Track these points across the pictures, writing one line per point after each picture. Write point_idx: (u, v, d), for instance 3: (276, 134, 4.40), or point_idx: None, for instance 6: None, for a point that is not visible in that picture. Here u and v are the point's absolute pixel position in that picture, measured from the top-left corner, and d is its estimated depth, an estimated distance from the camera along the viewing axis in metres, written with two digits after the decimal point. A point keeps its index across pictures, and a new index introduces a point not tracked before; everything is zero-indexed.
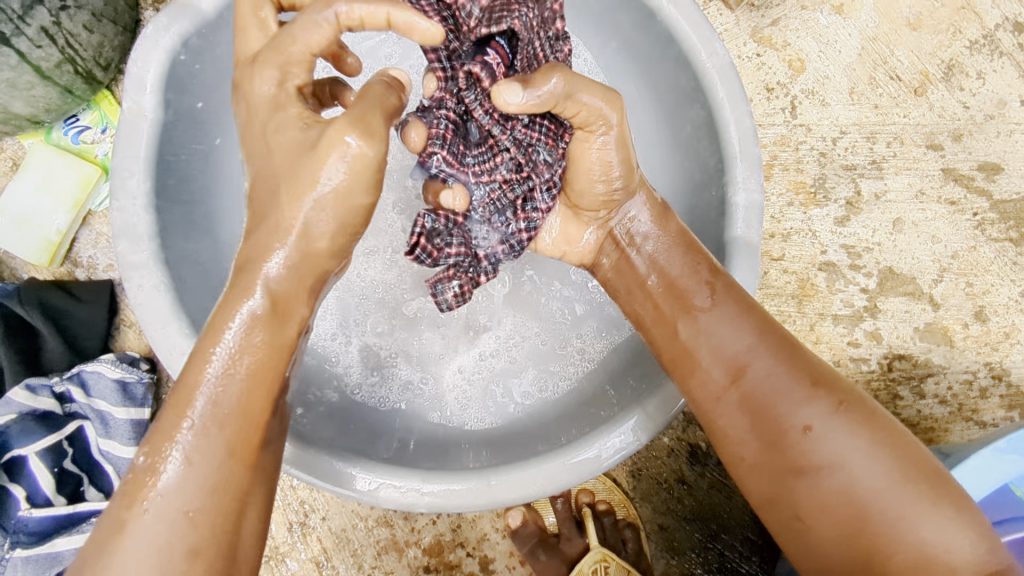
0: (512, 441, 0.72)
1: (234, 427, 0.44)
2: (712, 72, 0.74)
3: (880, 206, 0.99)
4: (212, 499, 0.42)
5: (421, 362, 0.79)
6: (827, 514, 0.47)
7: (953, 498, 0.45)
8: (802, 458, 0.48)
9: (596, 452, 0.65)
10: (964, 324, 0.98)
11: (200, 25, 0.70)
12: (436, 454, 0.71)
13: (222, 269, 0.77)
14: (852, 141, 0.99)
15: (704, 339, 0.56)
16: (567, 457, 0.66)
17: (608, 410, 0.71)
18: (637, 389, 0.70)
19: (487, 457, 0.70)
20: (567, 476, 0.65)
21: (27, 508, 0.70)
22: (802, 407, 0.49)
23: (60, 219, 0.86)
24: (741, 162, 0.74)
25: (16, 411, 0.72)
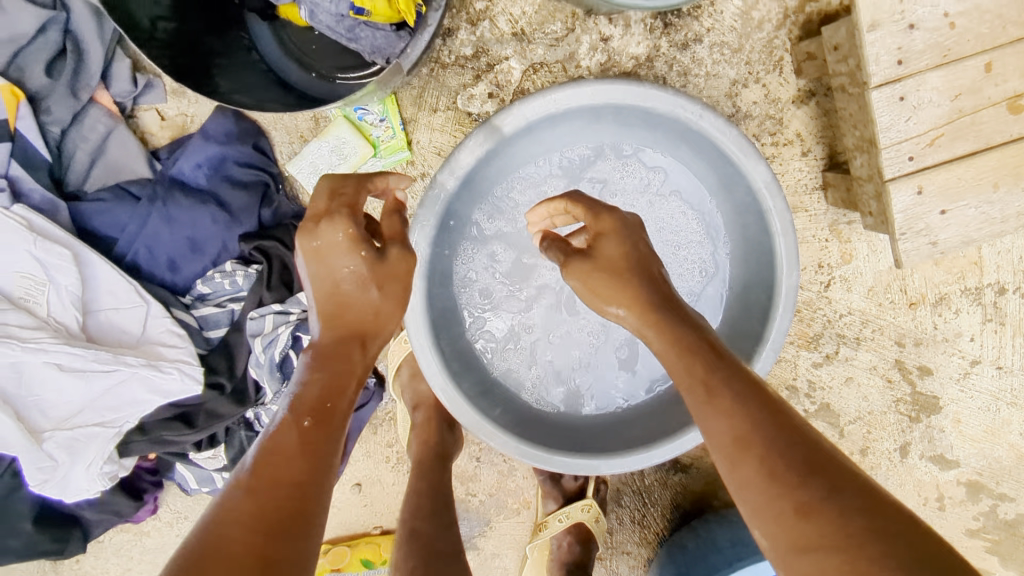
0: (548, 433, 1.21)
1: (322, 382, 0.74)
2: (783, 287, 1.15)
3: (844, 365, 1.44)
4: (289, 446, 0.68)
5: (518, 362, 1.31)
6: (793, 451, 0.64)
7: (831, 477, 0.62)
8: (743, 438, 0.67)
9: (599, 463, 1.11)
10: (850, 450, 1.49)
11: (497, 143, 1.07)
12: (511, 419, 1.21)
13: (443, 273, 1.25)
14: (851, 320, 1.41)
15: (774, 444, 0.65)
16: (584, 459, 1.11)
17: (608, 445, 1.18)
18: (629, 438, 1.18)
19: (535, 433, 1.20)
20: (581, 466, 1.11)
21: (298, 367, 1.20)
22: (800, 486, 0.62)
23: (339, 175, 1.25)
24: (768, 345, 1.18)
25: (300, 308, 1.20)
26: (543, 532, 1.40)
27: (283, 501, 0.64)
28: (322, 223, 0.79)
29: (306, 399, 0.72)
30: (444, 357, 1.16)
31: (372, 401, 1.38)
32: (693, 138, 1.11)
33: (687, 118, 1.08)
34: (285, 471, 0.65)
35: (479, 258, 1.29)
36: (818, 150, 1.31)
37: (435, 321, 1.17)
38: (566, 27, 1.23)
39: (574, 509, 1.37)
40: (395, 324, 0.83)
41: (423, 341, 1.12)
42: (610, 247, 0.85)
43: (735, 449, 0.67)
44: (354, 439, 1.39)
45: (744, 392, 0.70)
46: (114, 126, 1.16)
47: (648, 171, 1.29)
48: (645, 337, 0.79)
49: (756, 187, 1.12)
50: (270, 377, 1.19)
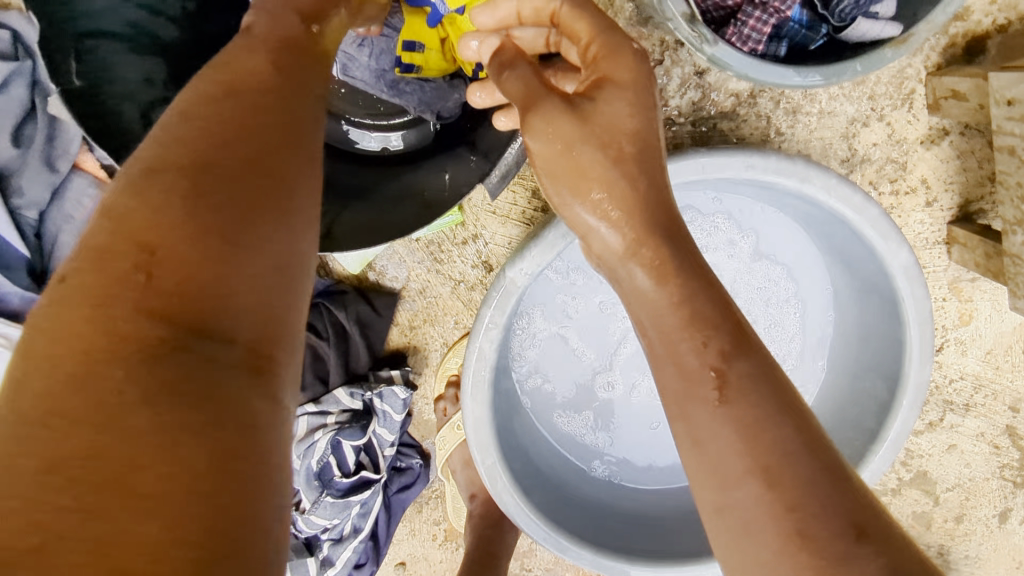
0: (622, 522, 1.08)
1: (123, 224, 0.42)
2: (912, 384, 0.97)
3: (948, 432, 1.28)
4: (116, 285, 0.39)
5: (587, 443, 1.15)
6: (806, 468, 0.49)
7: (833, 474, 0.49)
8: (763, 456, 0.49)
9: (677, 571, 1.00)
10: (945, 518, 1.35)
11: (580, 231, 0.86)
12: (582, 513, 1.08)
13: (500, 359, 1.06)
14: (962, 385, 1.24)
15: (780, 457, 0.49)
16: (660, 567, 1.00)
17: (685, 540, 1.05)
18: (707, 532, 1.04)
19: (608, 525, 1.07)
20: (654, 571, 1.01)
21: (338, 475, 1.03)
22: (817, 522, 0.47)
23: None
24: (887, 444, 1.00)
25: (338, 406, 1.03)
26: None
27: (106, 268, 0.40)
28: (240, 120, 0.59)
29: (163, 216, 0.41)
30: (509, 462, 1.01)
31: (419, 482, 1.22)
32: (817, 215, 0.90)
33: (815, 193, 0.87)
34: (168, 215, 0.41)
35: (543, 332, 1.10)
36: (946, 199, 1.10)
37: (499, 422, 1.00)
38: (653, 59, 1.01)
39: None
40: (316, 113, 0.54)
41: (488, 451, 0.96)
42: (614, 103, 0.59)
43: (750, 461, 0.49)
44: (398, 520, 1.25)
45: (768, 399, 0.52)
46: (104, 199, 0.94)
47: (750, 235, 1.07)
48: (625, 273, 0.60)
49: (892, 272, 0.92)
50: (307, 486, 1.03)
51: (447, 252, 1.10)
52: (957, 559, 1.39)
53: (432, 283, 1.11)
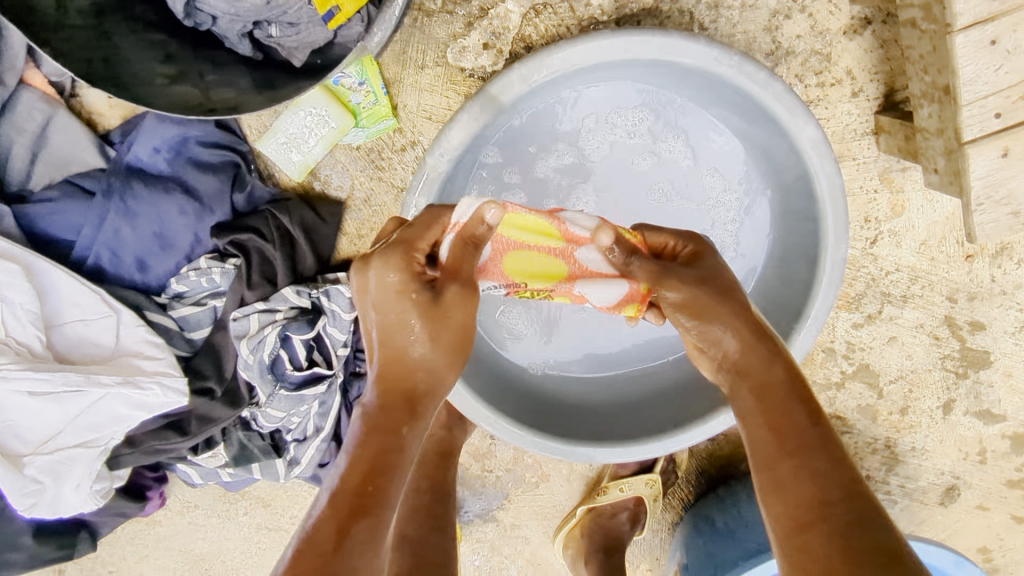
0: (564, 419, 1.16)
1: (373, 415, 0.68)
2: (829, 262, 1.00)
3: (888, 325, 1.32)
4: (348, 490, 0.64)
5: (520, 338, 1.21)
6: (811, 486, 0.70)
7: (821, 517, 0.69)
8: (851, 510, 0.68)
9: (620, 452, 1.08)
10: (890, 410, 1.40)
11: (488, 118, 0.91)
12: (526, 408, 1.15)
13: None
14: (898, 277, 1.28)
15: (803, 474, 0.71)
16: (605, 449, 1.08)
17: (624, 430, 1.13)
18: (648, 425, 1.13)
19: (551, 421, 1.15)
20: (598, 456, 1.08)
21: (290, 368, 1.10)
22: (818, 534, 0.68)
23: (316, 152, 1.11)
24: (810, 320, 1.03)
25: (288, 305, 1.09)
26: (601, 497, 1.38)
27: (333, 519, 0.62)
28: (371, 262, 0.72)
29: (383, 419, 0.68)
30: None
31: None
32: (727, 95, 0.94)
33: (719, 72, 0.91)
34: (366, 483, 0.64)
35: None
36: (872, 89, 1.13)
37: None
38: None
39: (638, 481, 1.36)
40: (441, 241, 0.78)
41: None
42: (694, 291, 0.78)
43: (771, 455, 0.73)
44: (362, 425, 1.34)
45: (787, 409, 0.74)
46: (52, 112, 1.04)
47: (676, 123, 1.09)
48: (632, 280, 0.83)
49: (802, 148, 0.95)
50: (262, 379, 1.10)
51: (388, 159, 1.15)
52: (904, 451, 1.44)
53: (376, 191, 1.17)
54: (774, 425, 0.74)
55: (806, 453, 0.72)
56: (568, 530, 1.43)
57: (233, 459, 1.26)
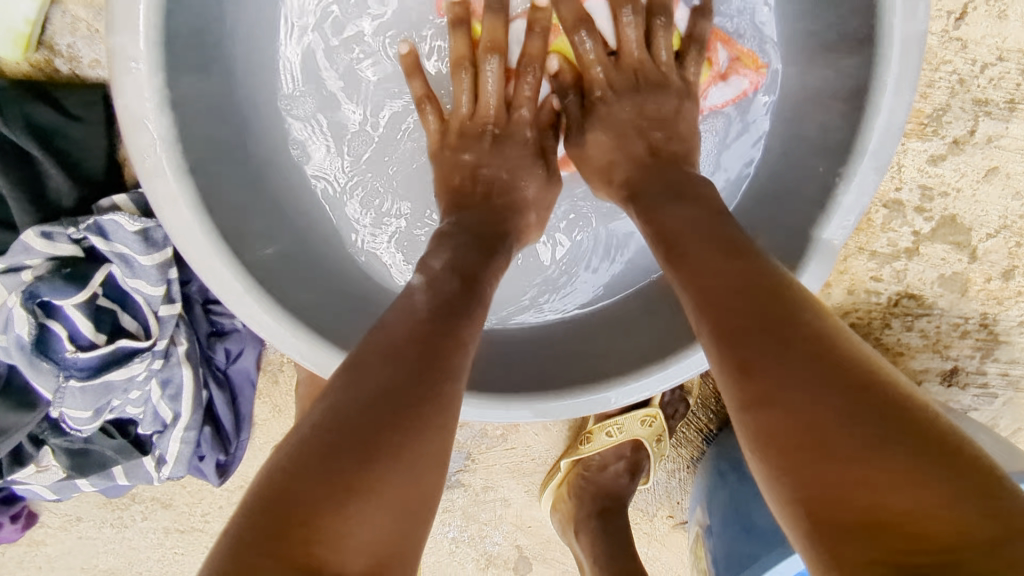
0: (509, 365, 0.78)
1: (301, 439, 0.42)
2: (896, 40, 0.59)
3: (985, 152, 0.86)
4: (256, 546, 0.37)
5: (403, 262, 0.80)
6: (826, 367, 0.45)
7: (872, 401, 0.43)
8: (872, 397, 0.43)
9: (609, 395, 0.71)
10: (986, 278, 0.97)
11: None
12: None
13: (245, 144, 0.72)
14: (1002, 72, 0.82)
15: (813, 350, 0.46)
16: (586, 395, 0.71)
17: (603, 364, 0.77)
18: (638, 349, 0.76)
19: (490, 368, 0.77)
20: (574, 409, 0.71)
21: (72, 349, 0.73)
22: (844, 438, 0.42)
23: (26, 5, 0.67)
24: (867, 157, 0.63)
25: (41, 257, 0.71)
26: (585, 447, 1.02)
27: None
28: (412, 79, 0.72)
29: (316, 448, 0.41)
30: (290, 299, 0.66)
31: (250, 346, 0.95)
32: None
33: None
34: (315, 495, 0.39)
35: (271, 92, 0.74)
36: None
37: (241, 240, 0.63)
38: None
39: (631, 419, 1.00)
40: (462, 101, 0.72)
41: (230, 286, 0.60)
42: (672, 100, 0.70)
43: (768, 350, 0.47)
44: (251, 400, 0.99)
45: (765, 301, 0.50)
46: None
47: None
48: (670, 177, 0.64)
49: None
50: (33, 370, 0.73)
51: None
52: (1007, 330, 1.02)
53: None
54: (755, 317, 0.49)
55: (819, 346, 0.47)
56: (555, 487, 1.06)
57: (73, 468, 0.92)
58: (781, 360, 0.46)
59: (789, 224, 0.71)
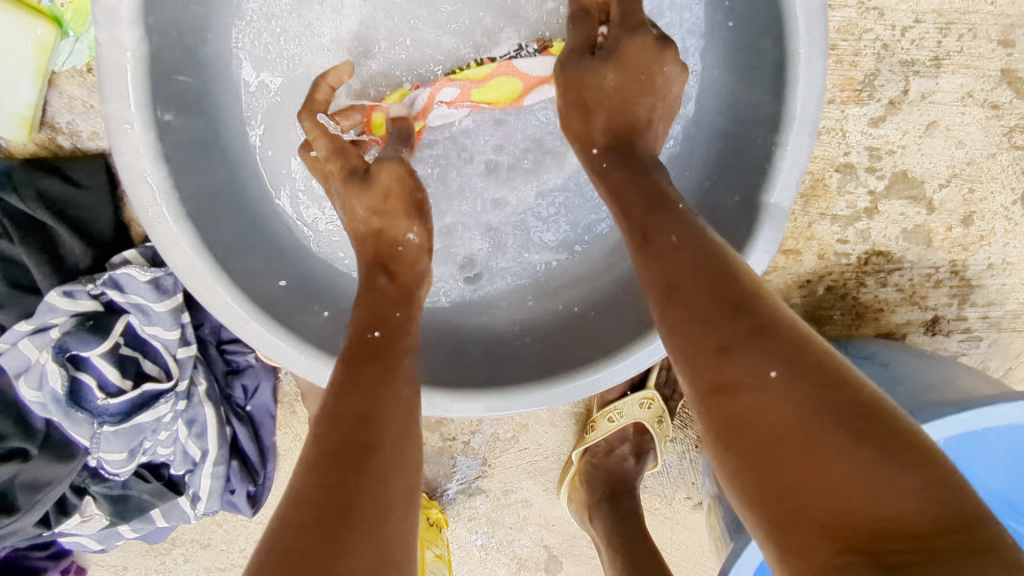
0: (507, 360, 0.82)
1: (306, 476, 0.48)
2: (800, 14, 0.64)
3: (922, 108, 0.92)
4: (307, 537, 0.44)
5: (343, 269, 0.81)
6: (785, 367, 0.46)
7: (833, 391, 0.44)
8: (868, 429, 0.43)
9: (604, 374, 0.75)
10: (948, 227, 1.02)
11: None
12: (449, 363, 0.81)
13: (228, 186, 0.73)
14: (922, 32, 0.89)
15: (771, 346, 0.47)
16: (581, 376, 0.75)
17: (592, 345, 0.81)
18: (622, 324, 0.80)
19: (491, 367, 0.81)
20: (570, 392, 0.75)
21: (104, 396, 0.80)
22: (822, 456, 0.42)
23: (26, 91, 0.76)
24: (796, 122, 0.68)
25: (65, 315, 0.78)
26: (591, 434, 1.08)
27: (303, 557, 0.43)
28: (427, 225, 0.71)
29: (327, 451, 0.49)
30: (296, 327, 0.71)
31: (265, 380, 1.00)
32: None
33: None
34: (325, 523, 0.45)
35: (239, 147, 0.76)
36: None
37: (242, 274, 0.70)
38: None
39: (630, 403, 1.05)
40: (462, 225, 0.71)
41: (242, 317, 0.67)
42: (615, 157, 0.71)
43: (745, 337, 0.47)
44: (272, 432, 1.04)
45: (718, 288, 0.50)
46: None
47: None
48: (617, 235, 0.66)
49: None
50: (71, 421, 0.79)
51: None
52: (978, 273, 1.07)
53: None
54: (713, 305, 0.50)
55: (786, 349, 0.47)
56: (570, 480, 1.12)
57: (116, 515, 0.96)
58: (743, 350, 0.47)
59: (734, 193, 0.76)
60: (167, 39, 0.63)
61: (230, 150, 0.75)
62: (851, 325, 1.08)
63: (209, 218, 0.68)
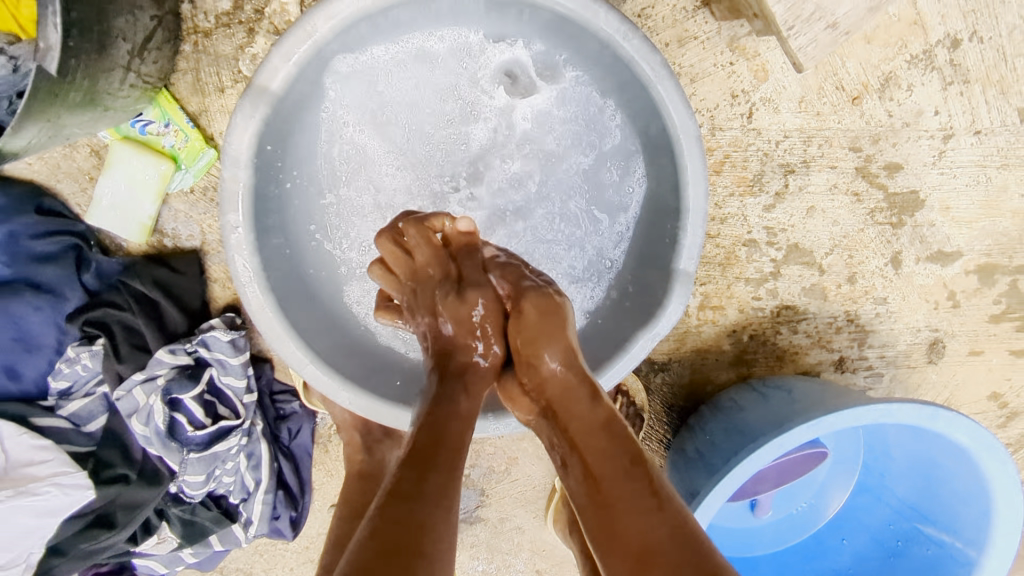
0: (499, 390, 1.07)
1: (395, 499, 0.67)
2: (687, 146, 0.94)
3: (800, 197, 1.24)
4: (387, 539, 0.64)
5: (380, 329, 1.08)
6: (644, 507, 0.70)
7: (676, 529, 0.68)
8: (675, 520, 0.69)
9: None
10: (838, 284, 1.31)
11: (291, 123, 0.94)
12: None
13: (297, 268, 1.02)
14: (791, 144, 1.21)
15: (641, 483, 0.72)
16: None
17: None
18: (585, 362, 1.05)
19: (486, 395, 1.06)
20: None
21: (192, 429, 1.05)
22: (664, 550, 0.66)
23: (148, 208, 1.06)
24: (691, 214, 0.97)
25: (167, 368, 1.05)
26: None
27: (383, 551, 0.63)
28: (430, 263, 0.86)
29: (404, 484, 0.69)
30: (342, 367, 0.98)
31: (306, 423, 1.25)
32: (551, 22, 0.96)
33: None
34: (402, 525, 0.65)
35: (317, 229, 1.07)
36: None
37: (304, 331, 0.97)
38: None
39: None
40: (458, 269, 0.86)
41: (302, 359, 0.94)
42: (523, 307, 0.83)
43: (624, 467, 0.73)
44: (310, 466, 1.28)
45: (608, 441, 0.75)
46: None
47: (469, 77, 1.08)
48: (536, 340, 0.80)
49: (610, 37, 0.91)
50: (167, 450, 1.04)
51: None
52: (870, 320, 1.35)
53: None
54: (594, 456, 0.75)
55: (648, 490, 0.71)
56: (555, 503, 1.35)
57: (184, 537, 1.18)
58: (624, 470, 0.73)
59: (655, 262, 1.04)
60: (268, 176, 0.93)
61: (300, 240, 1.04)
62: (774, 365, 1.35)
63: (283, 286, 0.96)
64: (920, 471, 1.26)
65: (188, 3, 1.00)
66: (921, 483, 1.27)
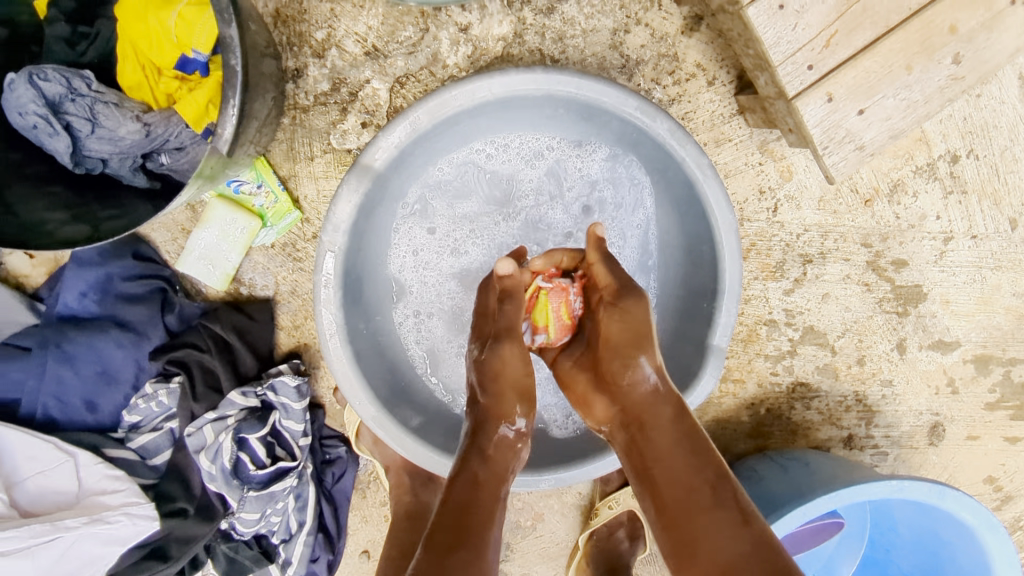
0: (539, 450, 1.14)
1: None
2: (726, 237, 1.06)
3: (817, 284, 1.37)
4: None
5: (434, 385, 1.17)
6: (730, 525, 0.69)
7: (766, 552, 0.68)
8: (762, 536, 0.69)
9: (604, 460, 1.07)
10: (848, 365, 1.42)
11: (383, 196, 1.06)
12: None
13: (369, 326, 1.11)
14: (810, 237, 1.34)
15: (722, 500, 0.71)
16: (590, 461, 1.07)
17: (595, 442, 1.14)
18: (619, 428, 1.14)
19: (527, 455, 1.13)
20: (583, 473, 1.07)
21: (254, 468, 1.12)
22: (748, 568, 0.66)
23: (233, 259, 1.16)
24: (726, 297, 1.08)
25: (237, 408, 1.12)
26: (596, 520, 1.37)
27: None
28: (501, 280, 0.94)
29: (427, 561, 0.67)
30: (402, 420, 1.06)
31: (350, 469, 1.31)
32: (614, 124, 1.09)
33: (565, 94, 1.01)
34: None
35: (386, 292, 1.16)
36: (724, 74, 1.22)
37: (373, 383, 1.05)
38: (419, 29, 1.13)
39: (624, 494, 1.35)
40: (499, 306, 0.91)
41: (371, 409, 1.02)
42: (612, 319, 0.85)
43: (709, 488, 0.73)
44: (348, 511, 1.33)
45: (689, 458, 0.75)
46: None
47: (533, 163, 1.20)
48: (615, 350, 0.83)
49: (665, 140, 1.04)
50: (228, 486, 1.11)
51: (303, 249, 1.20)
52: (877, 401, 1.45)
53: (299, 282, 1.21)
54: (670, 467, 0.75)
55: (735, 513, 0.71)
56: (578, 561, 1.40)
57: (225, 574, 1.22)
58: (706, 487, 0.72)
59: (691, 336, 1.15)
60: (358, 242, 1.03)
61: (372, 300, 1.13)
62: (788, 438, 1.44)
63: (359, 342, 1.05)
64: (925, 547, 1.34)
65: (291, 84, 1.14)
66: (926, 559, 1.34)
